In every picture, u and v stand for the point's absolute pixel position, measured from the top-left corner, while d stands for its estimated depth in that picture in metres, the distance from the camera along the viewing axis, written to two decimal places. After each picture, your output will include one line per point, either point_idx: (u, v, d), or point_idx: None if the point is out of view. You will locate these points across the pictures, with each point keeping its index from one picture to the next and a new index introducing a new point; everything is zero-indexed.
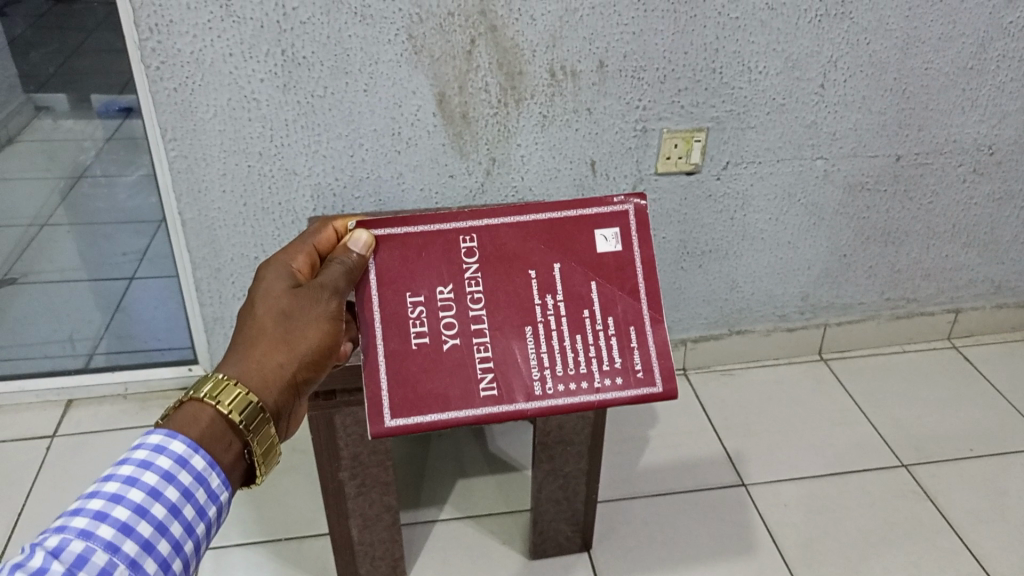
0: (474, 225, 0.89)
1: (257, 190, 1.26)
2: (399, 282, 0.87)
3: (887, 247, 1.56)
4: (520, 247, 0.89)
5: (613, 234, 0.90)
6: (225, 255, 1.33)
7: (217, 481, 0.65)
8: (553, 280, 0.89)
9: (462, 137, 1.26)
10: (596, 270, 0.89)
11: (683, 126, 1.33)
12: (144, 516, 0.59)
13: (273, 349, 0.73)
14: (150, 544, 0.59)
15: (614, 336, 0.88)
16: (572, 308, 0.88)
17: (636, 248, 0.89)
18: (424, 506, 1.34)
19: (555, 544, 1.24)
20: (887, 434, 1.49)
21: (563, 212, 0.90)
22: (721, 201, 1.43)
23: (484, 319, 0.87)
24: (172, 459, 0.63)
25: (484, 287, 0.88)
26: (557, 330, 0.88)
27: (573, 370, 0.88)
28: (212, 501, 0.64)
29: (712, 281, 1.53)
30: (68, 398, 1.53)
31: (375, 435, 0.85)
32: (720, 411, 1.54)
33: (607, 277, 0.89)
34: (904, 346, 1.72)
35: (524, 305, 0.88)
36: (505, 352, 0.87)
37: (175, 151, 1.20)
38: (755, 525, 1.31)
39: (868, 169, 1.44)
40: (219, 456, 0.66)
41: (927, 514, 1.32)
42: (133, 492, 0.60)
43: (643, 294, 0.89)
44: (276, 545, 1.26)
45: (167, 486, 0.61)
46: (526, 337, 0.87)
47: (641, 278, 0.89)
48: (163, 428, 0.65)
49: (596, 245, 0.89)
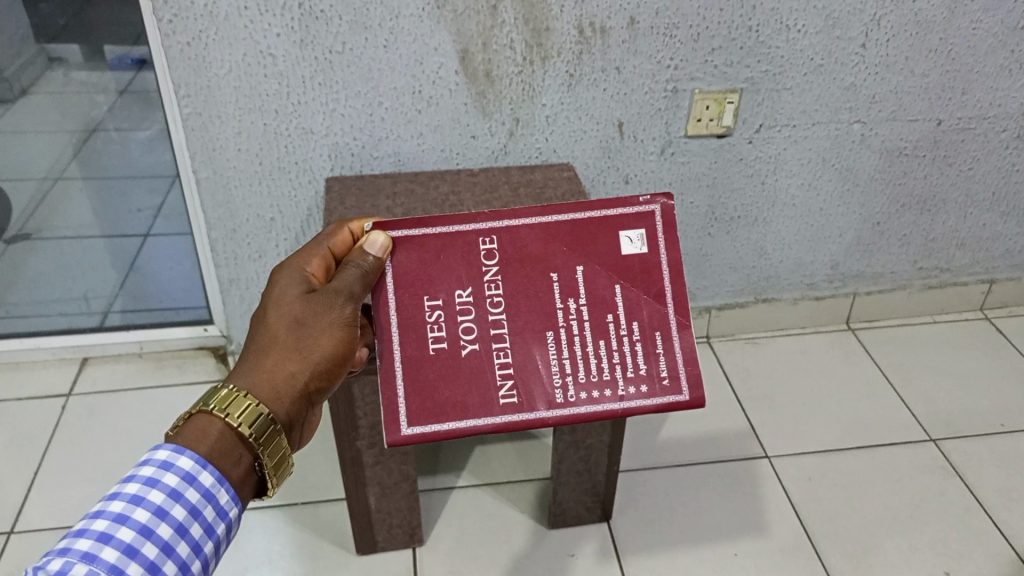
0: (494, 226, 0.84)
1: (273, 148, 1.22)
2: (416, 285, 0.83)
3: (923, 214, 1.50)
4: (541, 249, 0.85)
5: (638, 236, 0.85)
6: (241, 216, 1.29)
7: (226, 497, 0.64)
8: (576, 283, 0.84)
9: (485, 96, 1.21)
10: (619, 273, 0.85)
11: (716, 87, 1.27)
12: (149, 537, 0.59)
13: (284, 359, 0.71)
14: (156, 565, 0.58)
15: (639, 342, 0.85)
16: (595, 312, 0.84)
17: (661, 250, 0.85)
18: (441, 473, 1.32)
19: (575, 514, 1.22)
20: (916, 407, 1.45)
21: (586, 212, 0.85)
22: (752, 165, 1.37)
23: (504, 323, 0.84)
24: (179, 476, 0.62)
25: (504, 291, 0.84)
26: (580, 336, 0.84)
27: (596, 377, 0.84)
28: (221, 518, 0.64)
29: (740, 248, 1.48)
30: (83, 356, 1.53)
31: (392, 442, 0.83)
32: (744, 381, 1.51)
33: (632, 280, 0.85)
34: (934, 317, 1.67)
35: (546, 309, 0.84)
36: (526, 358, 0.83)
37: (189, 108, 1.16)
38: (779, 498, 1.28)
39: (907, 133, 1.38)
40: (228, 469, 0.65)
41: (956, 490, 1.30)
42: (138, 512, 0.59)
43: (669, 298, 0.85)
44: (292, 510, 1.26)
45: (173, 505, 0.61)
46: (548, 342, 0.84)
47: (668, 281, 0.84)
48: (171, 443, 0.64)
49: (620, 247, 0.85)
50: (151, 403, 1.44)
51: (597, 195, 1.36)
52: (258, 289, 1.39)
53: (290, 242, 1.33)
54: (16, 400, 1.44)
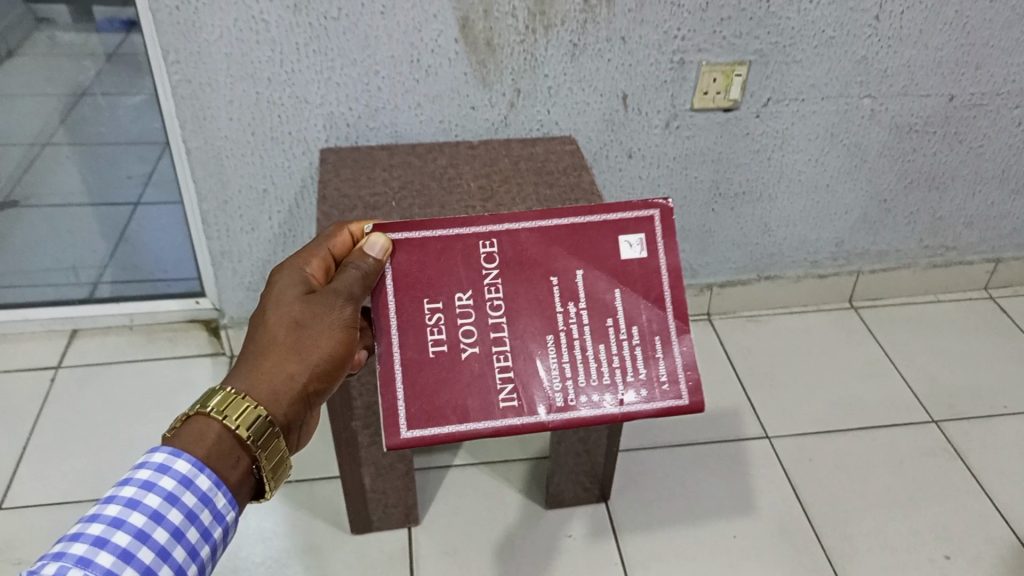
0: (494, 229, 0.82)
1: (266, 118, 1.18)
2: (415, 288, 0.80)
3: (931, 192, 1.47)
4: (541, 252, 0.82)
5: (638, 240, 0.82)
6: (233, 187, 1.25)
7: (224, 500, 0.63)
8: (576, 287, 0.81)
9: (486, 66, 1.17)
10: (619, 276, 0.82)
11: (724, 59, 1.23)
12: (145, 541, 0.57)
13: (283, 361, 0.70)
14: (151, 569, 0.57)
15: (639, 346, 0.81)
16: (596, 315, 0.81)
17: (661, 254, 0.82)
18: (437, 451, 1.30)
19: (573, 494, 1.20)
20: (919, 388, 1.43)
21: (585, 215, 0.82)
22: (758, 140, 1.34)
23: (504, 325, 0.81)
24: (176, 479, 0.61)
25: (503, 294, 0.81)
26: (579, 339, 0.81)
27: (597, 381, 0.81)
28: (218, 522, 0.62)
29: (743, 224, 1.45)
30: (73, 328, 1.49)
31: (391, 447, 0.79)
32: (745, 359, 1.49)
33: (631, 284, 0.81)
34: (938, 296, 1.65)
35: (545, 312, 0.81)
36: (525, 362, 0.80)
37: (178, 75, 1.12)
38: (779, 479, 1.27)
39: (917, 109, 1.35)
40: (226, 471, 0.63)
41: (958, 473, 1.28)
42: (134, 515, 0.58)
43: (669, 302, 0.81)
44: (286, 488, 1.24)
45: (170, 509, 0.59)
46: (547, 346, 0.81)
47: (667, 286, 0.81)
48: (168, 446, 0.63)
49: (620, 252, 0.82)
50: (143, 377, 1.42)
51: (599, 169, 1.33)
52: (250, 262, 1.35)
53: (283, 214, 1.29)
54: (4, 372, 1.41)
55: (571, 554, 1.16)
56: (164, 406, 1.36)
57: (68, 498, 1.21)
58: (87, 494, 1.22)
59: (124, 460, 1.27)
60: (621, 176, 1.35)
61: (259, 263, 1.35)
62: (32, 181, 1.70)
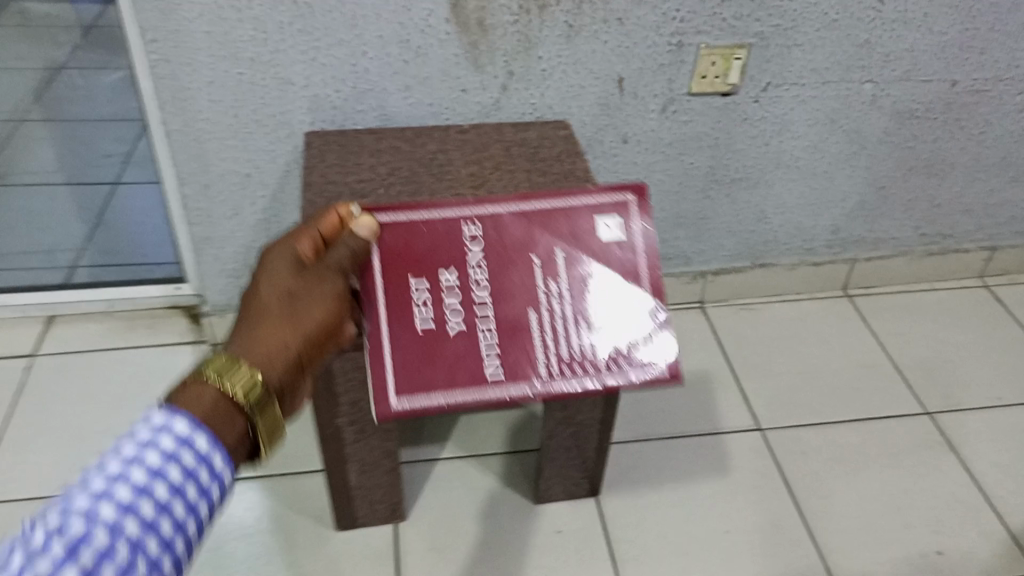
0: (476, 209, 0.80)
1: (248, 99, 1.13)
2: (400, 266, 0.78)
3: (929, 179, 1.45)
4: (523, 231, 0.80)
5: (617, 221, 0.81)
6: (214, 170, 1.20)
7: (225, 460, 0.54)
8: (559, 265, 0.80)
9: (477, 47, 1.13)
10: (603, 257, 0.80)
11: (724, 41, 1.19)
12: (139, 501, 0.48)
13: (279, 329, 0.65)
14: (148, 534, 0.47)
15: (621, 322, 0.80)
16: (579, 292, 0.80)
17: (640, 234, 0.81)
18: (425, 444, 1.27)
19: (563, 489, 1.18)
20: (913, 378, 1.42)
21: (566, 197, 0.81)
22: (757, 125, 1.30)
23: (490, 303, 0.79)
24: (174, 432, 0.52)
25: (487, 271, 0.79)
26: (564, 313, 0.80)
27: (582, 356, 0.79)
28: (221, 484, 0.53)
29: (739, 211, 1.42)
30: (49, 315, 1.44)
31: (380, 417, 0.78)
32: (739, 348, 1.47)
33: (613, 263, 0.80)
34: (933, 284, 1.63)
35: (530, 290, 0.79)
36: (510, 339, 0.79)
37: (156, 54, 1.07)
38: (773, 472, 1.25)
39: (919, 95, 1.32)
40: (224, 423, 0.55)
41: (952, 466, 1.27)
42: (127, 475, 0.48)
43: (649, 280, 0.80)
44: (270, 482, 1.21)
45: (168, 465, 0.50)
46: (532, 323, 0.79)
47: (647, 264, 0.80)
48: (160, 408, 0.54)
49: (600, 232, 0.81)
50: (122, 365, 1.37)
51: (593, 154, 1.29)
52: (233, 248, 1.31)
53: (266, 199, 1.25)
54: None
55: (561, 550, 1.14)
56: (145, 396, 1.32)
57: (45, 491, 1.17)
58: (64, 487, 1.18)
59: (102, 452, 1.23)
60: (615, 161, 1.31)
61: (241, 249, 1.31)
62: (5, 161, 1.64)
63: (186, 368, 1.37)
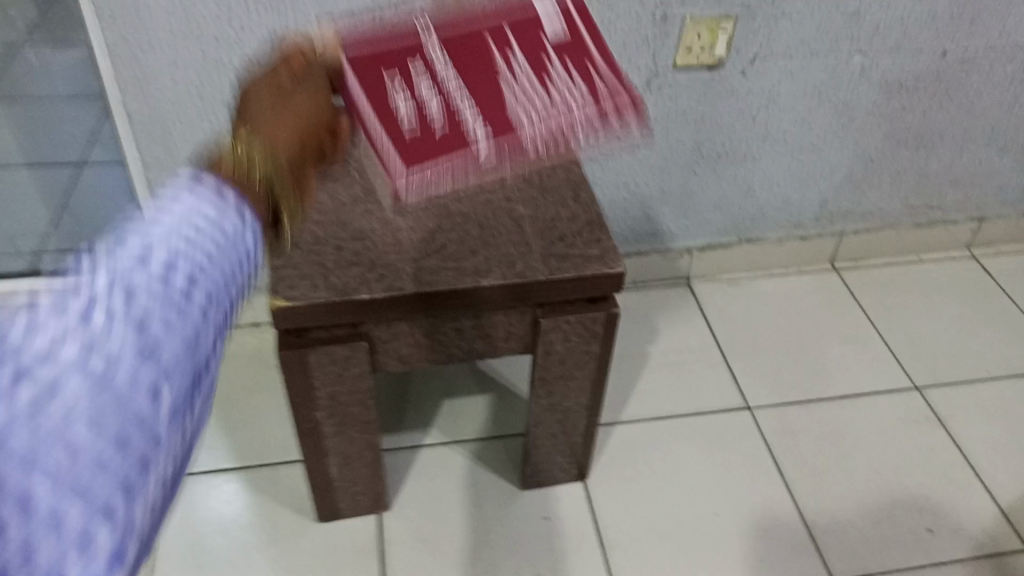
0: (433, 32, 1.02)
1: (214, 80, 1.08)
2: (381, 74, 0.97)
3: (918, 150, 1.42)
4: (478, 39, 1.00)
5: (558, 21, 1.02)
6: (181, 153, 1.16)
7: (253, 213, 0.52)
8: (513, 49, 1.00)
9: None
10: (552, 44, 1.00)
11: (710, 13, 1.15)
12: (187, 227, 0.45)
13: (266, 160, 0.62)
14: (199, 262, 0.44)
15: (571, 62, 0.99)
16: (532, 56, 0.99)
17: (578, 25, 1.03)
18: (409, 430, 1.25)
19: (549, 474, 1.16)
20: (901, 353, 1.41)
21: (509, 16, 1.02)
22: (743, 99, 1.27)
23: (474, 108, 0.96)
24: (208, 195, 0.49)
25: (454, 63, 0.99)
26: (523, 72, 0.98)
27: (548, 99, 0.96)
28: (253, 232, 0.51)
29: (725, 185, 1.40)
30: None
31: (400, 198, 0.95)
32: (725, 325, 1.45)
33: (559, 45, 1.00)
34: (921, 256, 1.61)
35: (489, 66, 0.98)
36: (483, 96, 0.97)
37: (114, 34, 1.01)
38: (760, 452, 1.24)
39: (909, 65, 1.28)
40: (243, 191, 0.52)
41: (940, 442, 1.26)
42: (168, 211, 0.46)
43: (589, 42, 1.01)
44: (251, 473, 1.18)
45: (206, 209, 0.48)
46: (498, 79, 0.98)
47: (587, 37, 1.01)
48: (180, 172, 0.51)
49: (545, 28, 1.01)
50: None
51: None
52: None
53: None
54: None
55: (548, 537, 1.12)
56: None
57: None
58: None
59: None
60: None
61: None
62: None
63: None
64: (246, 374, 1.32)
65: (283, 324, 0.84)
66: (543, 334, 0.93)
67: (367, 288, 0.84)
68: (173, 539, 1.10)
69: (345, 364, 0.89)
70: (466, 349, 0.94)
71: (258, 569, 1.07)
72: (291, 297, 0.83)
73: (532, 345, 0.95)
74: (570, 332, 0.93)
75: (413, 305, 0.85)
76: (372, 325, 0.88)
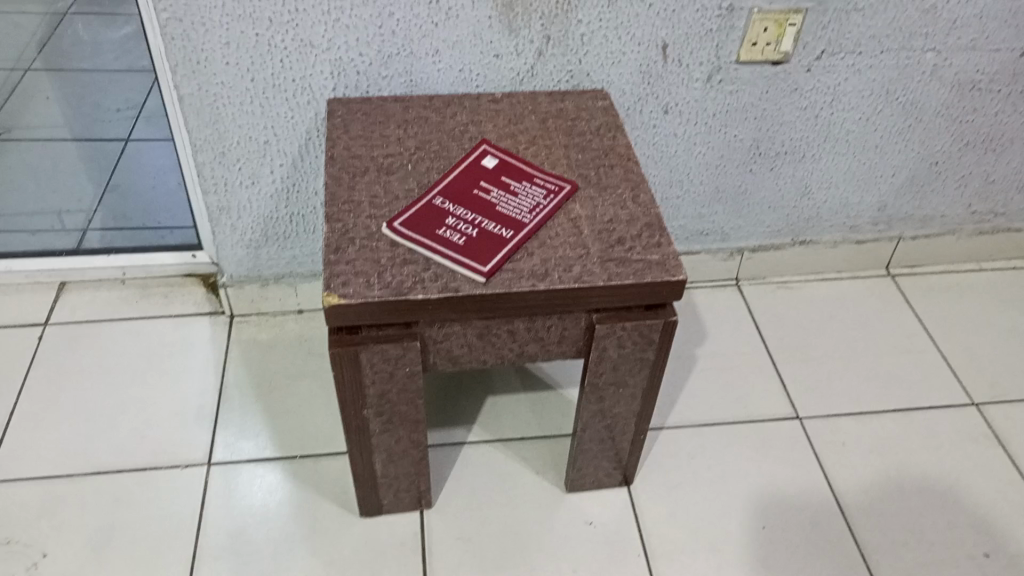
0: (416, 194, 0.93)
1: (267, 62, 1.06)
2: (417, 231, 0.87)
3: (986, 154, 1.36)
4: (454, 188, 0.93)
5: (494, 155, 0.99)
6: (230, 137, 1.13)
7: None
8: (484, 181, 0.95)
9: (512, 9, 1.05)
10: (500, 168, 0.97)
11: (778, 5, 1.10)
12: None
13: None
14: None
15: (529, 172, 0.97)
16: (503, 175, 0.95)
17: (507, 152, 1.00)
18: (451, 426, 1.23)
19: (595, 479, 1.13)
20: (959, 365, 1.36)
21: (455, 168, 0.96)
22: (807, 96, 1.22)
23: (483, 221, 0.89)
24: None
25: (451, 202, 0.91)
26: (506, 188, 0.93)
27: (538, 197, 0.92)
28: None
29: (782, 185, 1.35)
30: (60, 281, 1.39)
31: (486, 276, 0.83)
32: (775, 330, 1.40)
33: (507, 163, 0.97)
34: (981, 264, 1.55)
35: (482, 200, 0.92)
36: (493, 213, 0.90)
37: (167, 13, 0.99)
38: (811, 464, 1.20)
39: (984, 65, 1.23)
40: None
41: (999, 462, 1.22)
42: None
43: (527, 160, 0.99)
44: (292, 464, 1.17)
45: None
46: (492, 202, 0.92)
47: (523, 158, 0.99)
48: None
49: (486, 161, 0.98)
50: (135, 337, 1.33)
51: (631, 126, 1.22)
52: (251, 218, 1.24)
53: (286, 167, 1.18)
54: None
55: (591, 543, 1.09)
56: (158, 370, 1.28)
57: (57, 471, 1.14)
58: (78, 467, 1.15)
59: (116, 429, 1.20)
60: (654, 133, 1.23)
61: (260, 219, 1.24)
62: (17, 129, 1.64)
63: (203, 341, 1.33)
64: (288, 361, 1.31)
65: (336, 322, 0.82)
66: (598, 340, 0.89)
67: (422, 287, 0.81)
68: (215, 528, 1.09)
69: (397, 363, 0.86)
70: (518, 351, 0.91)
71: (300, 561, 1.06)
72: (345, 295, 0.80)
73: (586, 350, 0.92)
74: (626, 339, 0.90)
75: (467, 306, 0.82)
76: (424, 325, 0.85)
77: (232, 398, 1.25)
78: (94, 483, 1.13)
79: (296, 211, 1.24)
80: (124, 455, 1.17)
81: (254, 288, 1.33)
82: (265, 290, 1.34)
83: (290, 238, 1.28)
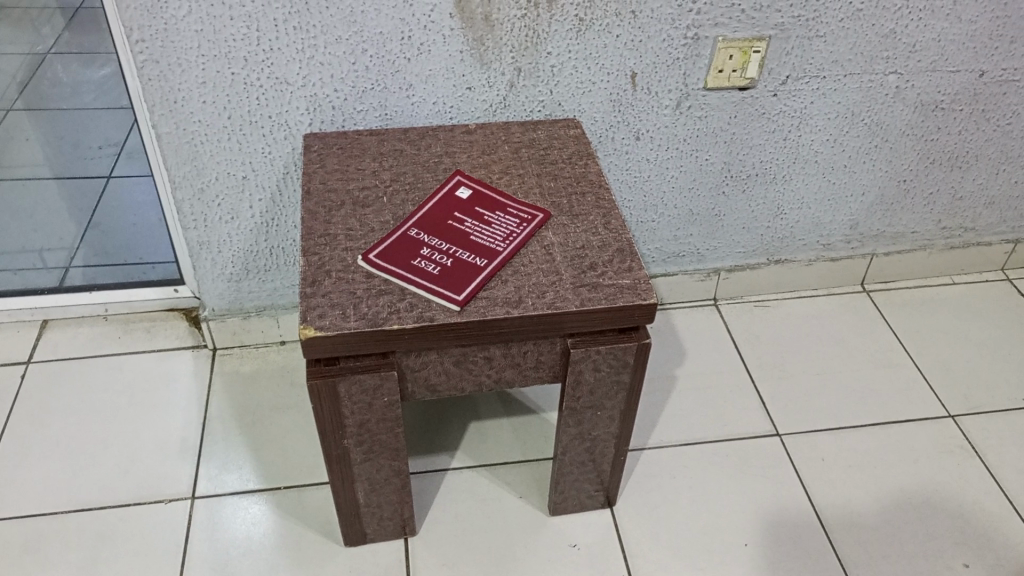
0: (393, 226, 0.94)
1: (242, 100, 1.08)
2: (393, 263, 0.88)
3: (952, 172, 1.39)
4: (430, 219, 0.95)
5: (467, 185, 1.01)
6: (209, 174, 1.15)
7: None
8: (459, 212, 0.97)
9: (483, 43, 1.08)
10: (475, 199, 0.99)
11: (742, 34, 1.14)
12: None
13: None
14: None
15: (503, 203, 0.98)
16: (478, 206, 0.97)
17: (480, 183, 1.02)
18: (434, 453, 1.24)
19: (577, 501, 1.14)
20: (934, 378, 1.38)
21: (430, 200, 0.98)
22: (775, 120, 1.25)
23: (459, 251, 0.91)
24: None
25: (427, 233, 0.93)
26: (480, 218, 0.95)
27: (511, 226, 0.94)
28: None
29: (755, 206, 1.38)
30: (43, 319, 1.39)
31: (461, 305, 0.84)
32: (754, 348, 1.42)
33: (480, 195, 0.99)
34: (954, 278, 1.58)
35: (458, 231, 0.94)
36: (468, 243, 0.92)
37: (145, 55, 1.01)
38: (790, 480, 1.22)
39: (946, 85, 1.26)
40: None
41: (975, 472, 1.23)
42: None
43: (500, 191, 1.01)
44: (276, 495, 1.18)
45: None
46: (467, 233, 0.94)
47: (495, 189, 1.01)
48: None
49: (461, 192, 1.00)
50: (118, 372, 1.33)
51: (604, 152, 1.24)
52: (231, 252, 1.25)
53: (265, 202, 1.20)
54: None
55: (574, 566, 1.10)
56: (141, 405, 1.29)
57: (40, 510, 1.14)
58: (61, 505, 1.15)
59: (99, 466, 1.20)
60: (627, 159, 1.26)
61: (240, 253, 1.26)
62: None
63: (186, 374, 1.33)
64: (271, 393, 1.32)
65: (313, 354, 0.83)
66: (573, 365, 0.91)
67: (397, 317, 0.83)
68: (199, 561, 1.09)
69: (374, 392, 0.88)
70: (495, 377, 0.93)
71: None
72: (321, 327, 0.82)
73: (562, 374, 0.94)
74: (601, 362, 0.92)
75: (442, 335, 0.84)
76: (401, 355, 0.87)
77: (215, 430, 1.26)
78: (79, 520, 1.13)
79: (275, 244, 1.25)
80: (109, 490, 1.17)
81: (236, 321, 1.34)
82: (247, 323, 1.35)
83: (270, 271, 1.29)
